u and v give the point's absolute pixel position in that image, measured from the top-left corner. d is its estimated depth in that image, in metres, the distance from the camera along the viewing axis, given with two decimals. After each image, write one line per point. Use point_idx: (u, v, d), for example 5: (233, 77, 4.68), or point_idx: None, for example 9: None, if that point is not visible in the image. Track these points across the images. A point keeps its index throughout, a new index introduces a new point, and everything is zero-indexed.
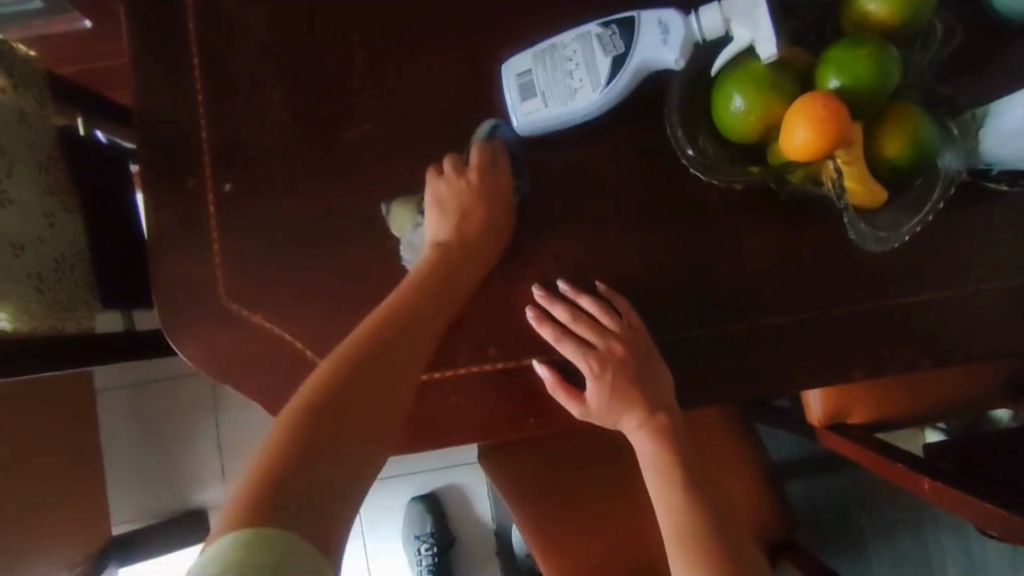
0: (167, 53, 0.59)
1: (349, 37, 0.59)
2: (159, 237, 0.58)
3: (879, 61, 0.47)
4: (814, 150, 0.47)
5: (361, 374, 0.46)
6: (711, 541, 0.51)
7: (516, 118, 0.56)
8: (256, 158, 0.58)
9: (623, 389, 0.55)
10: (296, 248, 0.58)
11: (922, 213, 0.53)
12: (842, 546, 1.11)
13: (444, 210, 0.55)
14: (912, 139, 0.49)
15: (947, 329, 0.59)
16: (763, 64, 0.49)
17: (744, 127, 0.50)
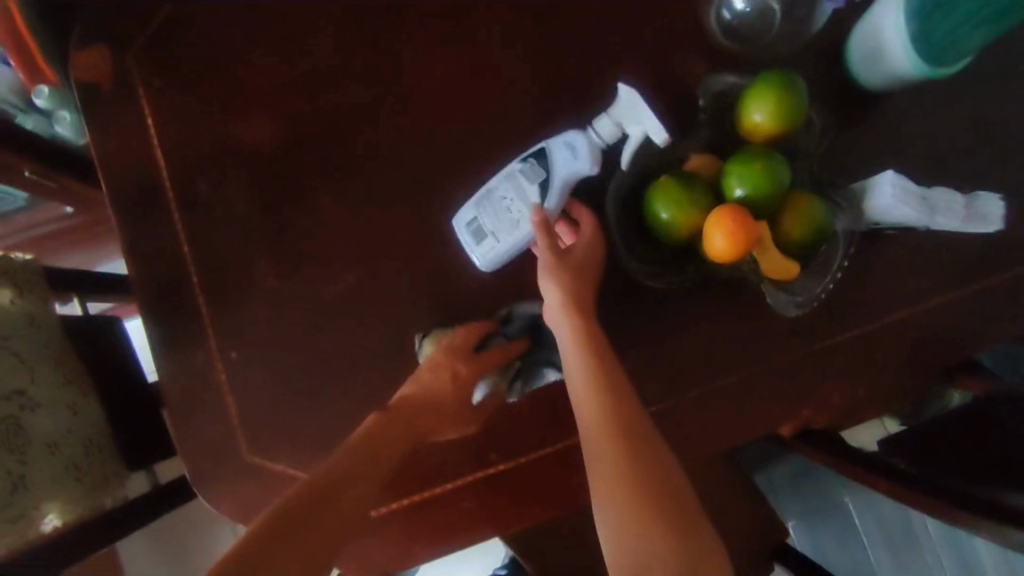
0: (160, 243, 0.66)
1: (317, 198, 0.67)
2: (179, 405, 0.65)
3: (771, 168, 0.57)
4: (730, 253, 0.56)
5: (346, 472, 0.53)
6: (643, 490, 0.48)
7: (477, 257, 0.64)
8: (254, 322, 0.65)
9: (586, 332, 0.57)
10: (303, 396, 0.65)
11: (827, 274, 0.64)
12: (831, 526, 1.25)
13: (454, 341, 0.61)
14: (809, 223, 0.59)
15: (873, 357, 0.68)
16: (677, 184, 0.58)
17: (673, 235, 0.60)
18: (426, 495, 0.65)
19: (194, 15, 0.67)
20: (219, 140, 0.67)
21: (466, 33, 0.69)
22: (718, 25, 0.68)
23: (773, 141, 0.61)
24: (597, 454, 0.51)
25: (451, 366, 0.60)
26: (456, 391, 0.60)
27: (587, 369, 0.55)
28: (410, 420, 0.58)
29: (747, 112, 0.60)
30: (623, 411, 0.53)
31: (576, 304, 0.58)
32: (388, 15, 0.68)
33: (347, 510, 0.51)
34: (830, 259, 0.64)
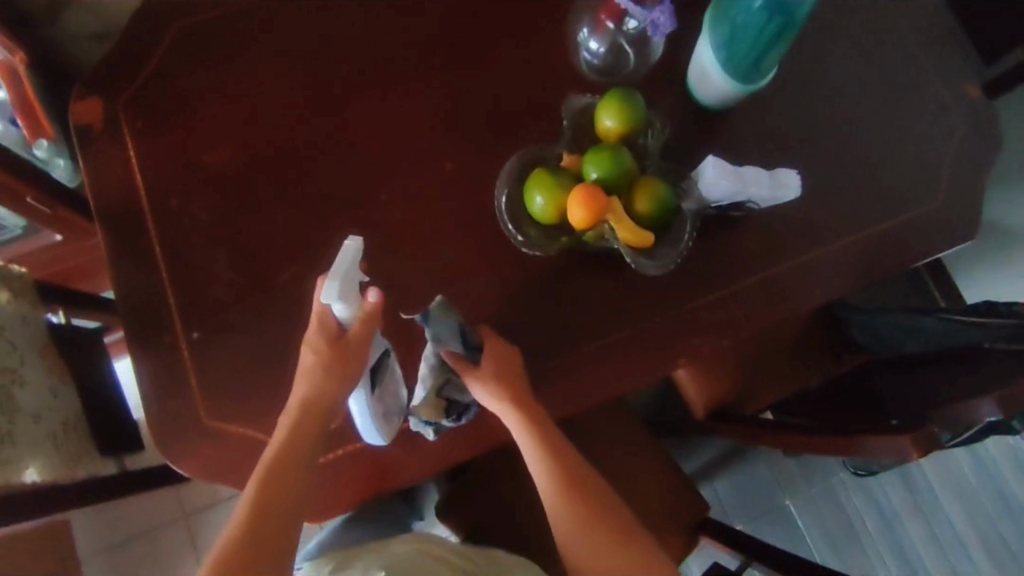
0: (136, 250, 0.80)
1: (269, 208, 0.82)
2: (150, 380, 0.77)
3: (615, 155, 0.73)
4: (587, 222, 0.72)
5: (277, 481, 0.66)
6: (598, 513, 0.72)
7: (392, 432, 0.78)
8: (215, 308, 0.79)
9: (532, 424, 0.74)
10: (256, 365, 0.77)
11: (676, 241, 0.81)
12: (756, 507, 1.49)
13: (320, 341, 0.70)
14: (654, 197, 0.75)
15: (727, 313, 0.85)
16: (546, 174, 0.75)
17: (548, 214, 0.76)
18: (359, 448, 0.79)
19: (174, 72, 0.86)
20: (192, 166, 0.83)
21: (391, 78, 0.88)
22: (584, 63, 0.88)
23: (620, 142, 0.78)
24: (564, 518, 0.71)
25: (325, 353, 0.70)
26: (329, 374, 0.70)
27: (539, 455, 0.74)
28: (302, 430, 0.69)
29: (599, 121, 0.78)
30: (575, 481, 0.73)
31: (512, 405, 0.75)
32: (330, 68, 0.88)
33: (285, 505, 0.66)
34: (678, 229, 0.80)
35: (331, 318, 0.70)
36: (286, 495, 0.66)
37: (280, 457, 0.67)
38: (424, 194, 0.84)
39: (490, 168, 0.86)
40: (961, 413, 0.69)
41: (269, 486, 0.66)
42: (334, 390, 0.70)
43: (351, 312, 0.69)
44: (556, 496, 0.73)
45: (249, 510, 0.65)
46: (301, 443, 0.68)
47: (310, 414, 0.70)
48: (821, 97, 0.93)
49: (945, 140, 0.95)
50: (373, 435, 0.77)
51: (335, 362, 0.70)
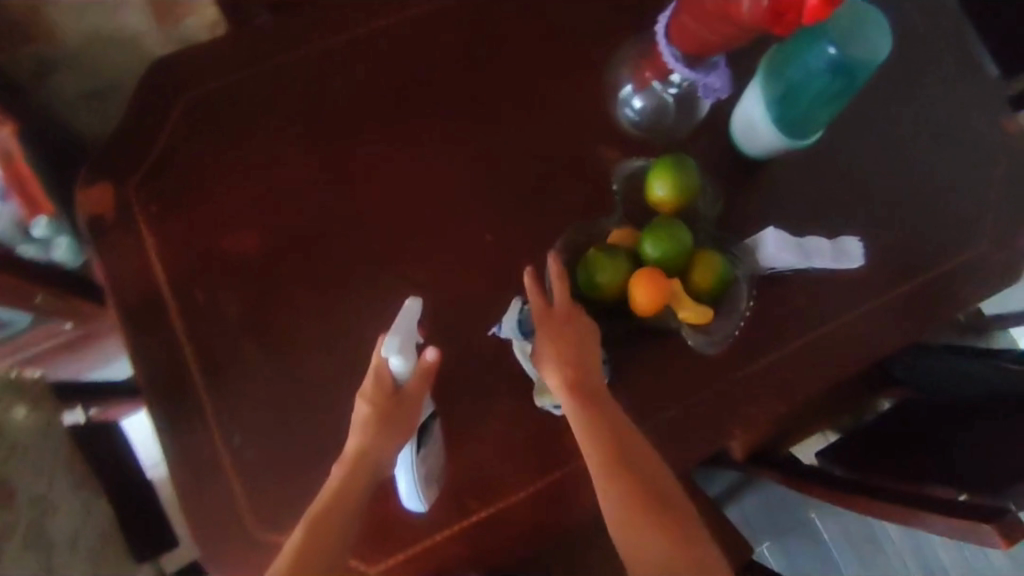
0: (163, 347, 0.75)
1: (303, 295, 0.77)
2: (189, 491, 0.72)
3: (674, 235, 0.70)
4: (651, 308, 0.68)
5: (320, 538, 0.64)
6: (646, 507, 0.64)
7: (432, 493, 0.73)
8: (254, 408, 0.74)
9: (590, 387, 0.70)
10: (303, 469, 0.73)
11: (734, 315, 0.79)
12: (787, 530, 1.48)
13: (373, 386, 0.68)
14: (713, 275, 0.72)
15: (784, 378, 0.82)
16: (603, 255, 0.71)
17: (605, 295, 0.73)
18: (416, 548, 0.73)
19: (188, 149, 0.80)
20: (215, 252, 0.78)
21: (420, 143, 0.83)
22: (625, 121, 0.84)
23: (674, 212, 0.75)
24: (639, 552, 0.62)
25: (380, 399, 0.68)
26: (384, 427, 0.67)
27: (617, 474, 0.65)
28: (351, 486, 0.66)
29: (651, 191, 0.74)
30: (635, 481, 0.65)
31: (590, 416, 0.68)
32: (356, 135, 0.82)
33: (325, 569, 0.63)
34: (735, 302, 0.78)
35: (385, 374, 0.68)
36: (326, 559, 0.63)
37: (325, 512, 0.65)
38: (465, 268, 0.80)
39: (534, 238, 0.81)
40: None
41: (311, 548, 0.63)
42: (388, 446, 0.67)
43: (406, 365, 0.67)
44: (601, 471, 0.66)
45: (288, 565, 0.62)
46: (347, 505, 0.65)
47: (361, 471, 0.67)
48: (863, 141, 0.90)
49: (990, 178, 0.93)
50: (412, 496, 0.72)
51: (388, 421, 0.67)
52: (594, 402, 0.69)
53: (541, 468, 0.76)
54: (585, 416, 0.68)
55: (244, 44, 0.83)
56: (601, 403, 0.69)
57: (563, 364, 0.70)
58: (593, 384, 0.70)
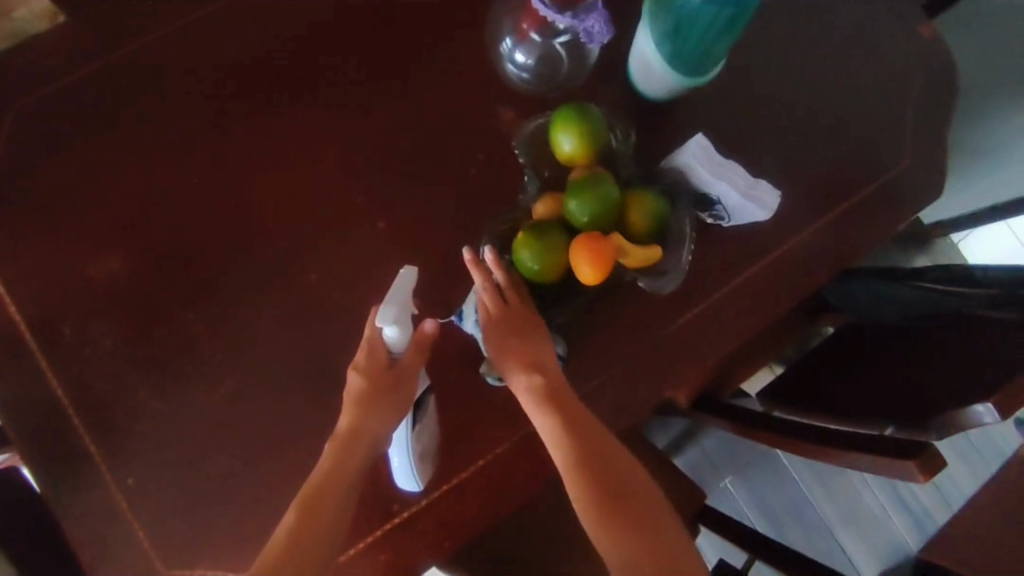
0: (33, 391, 0.68)
1: (180, 311, 0.71)
2: (88, 540, 0.67)
3: (598, 189, 0.64)
4: (599, 277, 0.63)
5: (309, 517, 0.58)
6: (617, 501, 0.59)
7: (426, 475, 0.70)
8: (145, 441, 0.68)
9: (545, 382, 0.65)
10: (209, 498, 0.68)
11: (683, 248, 0.74)
12: (749, 460, 1.52)
13: (362, 362, 0.65)
14: (648, 212, 0.68)
15: (711, 327, 0.79)
16: (531, 234, 0.65)
17: (547, 275, 0.67)
18: (345, 558, 0.68)
19: (24, 168, 0.71)
20: (75, 280, 0.70)
21: (290, 129, 0.75)
22: (512, 78, 0.78)
23: (591, 163, 0.69)
24: (619, 552, 0.56)
25: (371, 369, 0.65)
26: (379, 399, 0.64)
27: (586, 469, 0.60)
28: (347, 460, 0.62)
29: (561, 147, 0.68)
30: (604, 476, 0.61)
31: (553, 412, 0.63)
32: (215, 126, 0.74)
33: (320, 550, 0.57)
34: (682, 232, 0.73)
35: (381, 345, 0.66)
36: (320, 535, 0.58)
37: (317, 489, 0.60)
38: (357, 259, 0.74)
39: (428, 216, 0.75)
40: (962, 419, 0.66)
41: (302, 526, 0.58)
42: (391, 408, 0.64)
43: (403, 336, 0.65)
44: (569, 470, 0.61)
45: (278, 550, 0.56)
46: (343, 479, 0.61)
47: (356, 444, 0.63)
48: (770, 69, 0.85)
49: (903, 91, 0.89)
50: (405, 477, 0.68)
51: (388, 394, 0.64)
52: (556, 397, 0.64)
53: (464, 460, 0.71)
54: (545, 413, 0.63)
55: (71, 41, 0.74)
56: (563, 394, 0.64)
57: (519, 361, 0.65)
58: (555, 376, 0.65)
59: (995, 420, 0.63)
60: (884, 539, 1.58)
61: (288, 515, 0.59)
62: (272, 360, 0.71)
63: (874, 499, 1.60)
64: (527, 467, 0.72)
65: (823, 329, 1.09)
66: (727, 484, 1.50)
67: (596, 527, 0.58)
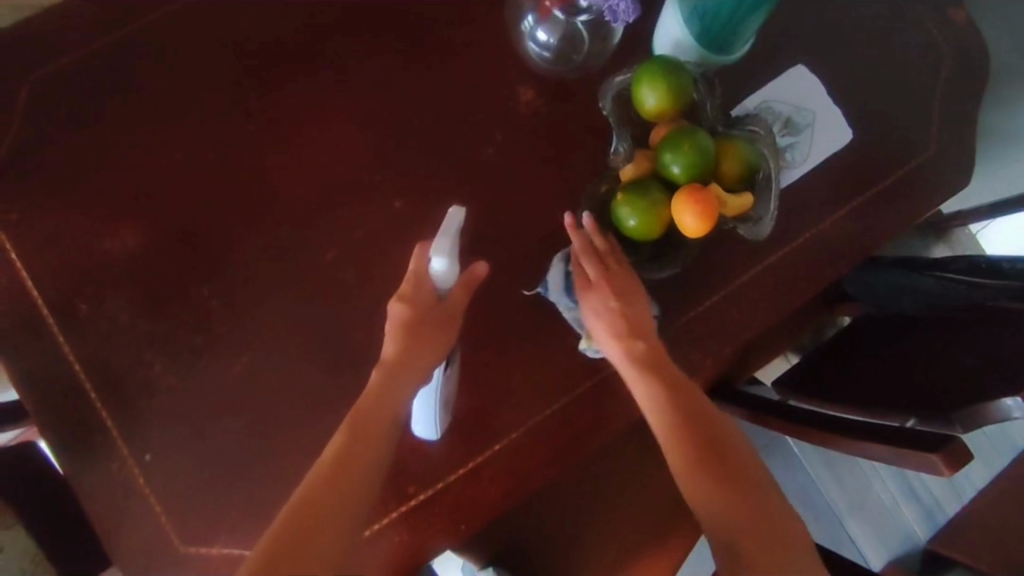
0: (49, 367, 0.68)
1: (197, 291, 0.70)
2: (107, 513, 0.67)
3: (695, 141, 0.65)
4: (705, 227, 0.64)
5: (332, 473, 0.58)
6: (715, 458, 0.64)
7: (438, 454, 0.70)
8: (163, 419, 0.69)
9: (646, 347, 0.66)
10: (225, 475, 0.68)
11: (773, 190, 0.73)
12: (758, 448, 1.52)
13: (409, 291, 0.64)
14: (740, 160, 0.68)
15: (730, 315, 0.77)
16: (632, 193, 0.66)
17: (648, 233, 0.68)
18: (372, 530, 0.68)
19: (39, 144, 0.70)
20: (93, 259, 0.70)
21: (307, 108, 0.74)
22: (533, 58, 0.76)
23: (676, 114, 0.69)
24: (705, 505, 0.62)
25: (419, 298, 0.64)
26: (421, 338, 0.63)
27: (684, 437, 0.64)
28: (377, 414, 0.61)
29: (643, 103, 0.69)
30: (701, 436, 0.64)
31: (655, 382, 0.65)
32: (231, 104, 0.73)
33: (343, 506, 0.56)
34: (770, 176, 0.73)
35: (427, 282, 0.64)
36: (345, 491, 0.57)
37: (343, 444, 0.59)
38: (374, 241, 0.73)
39: (445, 198, 0.74)
40: (987, 411, 0.64)
41: (324, 482, 0.57)
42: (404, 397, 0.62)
43: (449, 274, 0.63)
44: (668, 431, 0.65)
45: (303, 503, 0.56)
46: (372, 433, 0.60)
47: (391, 395, 0.61)
48: (799, 50, 0.82)
49: (933, 75, 0.87)
50: (426, 425, 0.68)
51: (405, 366, 0.62)
52: (656, 367, 0.66)
53: (479, 445, 0.71)
54: (647, 383, 0.65)
55: (87, 15, 0.73)
56: (663, 356, 0.67)
57: (623, 331, 0.66)
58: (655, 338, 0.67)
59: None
60: (894, 529, 1.58)
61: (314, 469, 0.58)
62: (288, 340, 0.70)
63: (884, 490, 1.59)
64: (543, 452, 0.72)
65: (841, 319, 1.08)
66: None
67: (690, 480, 0.63)
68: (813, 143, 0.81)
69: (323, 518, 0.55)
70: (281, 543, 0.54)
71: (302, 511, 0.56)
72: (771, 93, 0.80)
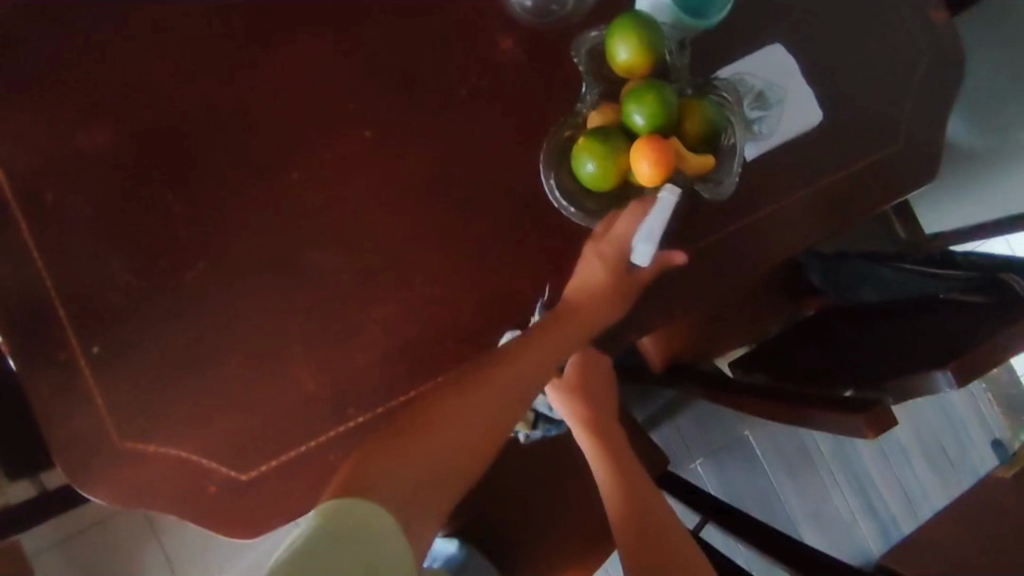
0: (6, 254, 0.69)
1: (160, 197, 0.72)
2: (49, 402, 0.69)
3: (659, 94, 0.67)
4: (658, 177, 0.66)
5: (444, 424, 0.63)
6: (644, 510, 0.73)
7: (380, 379, 0.73)
8: (113, 317, 0.70)
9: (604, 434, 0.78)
10: (169, 378, 0.70)
11: (736, 154, 0.75)
12: (721, 441, 1.52)
13: (586, 269, 0.72)
14: (704, 120, 0.70)
15: (682, 279, 0.79)
16: (592, 138, 0.68)
17: (605, 181, 0.69)
18: (322, 440, 0.71)
19: (21, 37, 0.72)
20: (62, 154, 0.71)
21: (287, 31, 0.76)
22: (515, 7, 0.78)
23: (646, 70, 0.71)
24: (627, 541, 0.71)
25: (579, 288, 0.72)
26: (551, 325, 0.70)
27: (618, 482, 0.76)
28: (514, 382, 0.66)
29: (616, 56, 0.71)
30: (638, 496, 0.74)
31: (601, 444, 0.78)
32: (215, 20, 0.75)
33: (449, 461, 0.62)
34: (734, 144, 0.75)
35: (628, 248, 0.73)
36: (455, 439, 0.63)
37: (450, 411, 0.64)
38: (340, 168, 0.74)
39: (415, 134, 0.76)
40: (919, 384, 0.66)
41: (435, 438, 0.62)
42: (519, 382, 0.67)
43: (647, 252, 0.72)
44: (610, 492, 0.75)
45: (430, 455, 0.61)
46: (483, 412, 0.65)
47: (513, 377, 0.67)
48: (778, 29, 0.84)
49: (908, 70, 0.89)
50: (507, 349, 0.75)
51: (527, 351, 0.68)
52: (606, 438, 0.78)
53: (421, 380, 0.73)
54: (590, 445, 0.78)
55: None
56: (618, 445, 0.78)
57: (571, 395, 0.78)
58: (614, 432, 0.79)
59: (950, 387, 0.63)
60: (847, 540, 1.58)
61: (400, 439, 0.61)
62: (244, 254, 0.72)
63: (842, 500, 1.60)
64: None
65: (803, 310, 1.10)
66: (695, 462, 1.50)
67: (619, 517, 0.73)
68: (783, 120, 0.82)
69: (439, 463, 0.61)
70: (394, 484, 0.58)
71: (433, 447, 0.61)
72: (744, 66, 0.82)
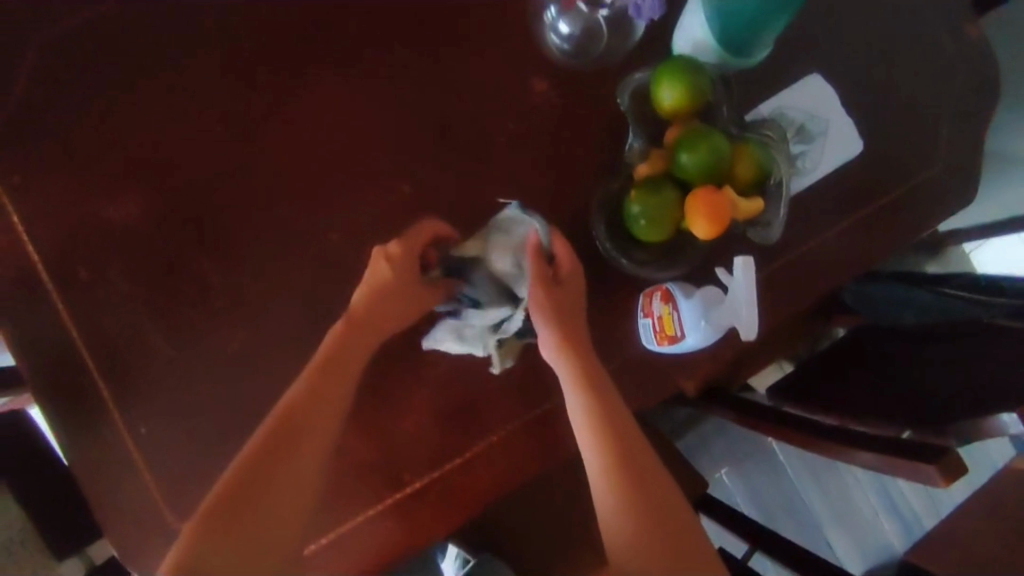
0: (44, 335, 0.67)
1: (200, 266, 0.69)
2: (97, 486, 0.67)
3: (711, 143, 0.65)
4: (714, 230, 0.65)
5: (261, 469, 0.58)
6: (641, 478, 0.60)
7: (432, 441, 0.71)
8: (158, 394, 0.68)
9: (588, 374, 0.64)
10: (218, 454, 0.68)
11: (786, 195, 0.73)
12: (745, 450, 1.53)
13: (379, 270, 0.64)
14: (755, 164, 0.68)
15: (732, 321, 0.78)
16: (644, 192, 0.67)
17: (657, 233, 0.68)
18: (380, 507, 0.70)
19: (45, 106, 0.69)
20: (97, 227, 0.69)
21: (321, 86, 0.73)
22: (552, 50, 0.76)
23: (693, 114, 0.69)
24: (615, 517, 0.59)
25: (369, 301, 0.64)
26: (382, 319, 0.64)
27: (603, 438, 0.62)
28: (315, 409, 0.61)
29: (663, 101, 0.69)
30: (626, 457, 0.61)
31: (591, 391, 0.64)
32: (246, 78, 0.72)
33: (277, 504, 0.58)
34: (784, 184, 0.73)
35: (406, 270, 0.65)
36: (279, 470, 0.59)
37: (272, 439, 0.59)
38: (383, 227, 0.72)
39: (456, 187, 0.73)
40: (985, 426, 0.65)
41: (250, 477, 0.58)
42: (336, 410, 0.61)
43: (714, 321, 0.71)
44: (592, 442, 0.62)
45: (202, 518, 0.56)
46: (296, 438, 0.60)
47: (328, 395, 0.62)
48: (815, 59, 0.83)
49: (943, 93, 0.87)
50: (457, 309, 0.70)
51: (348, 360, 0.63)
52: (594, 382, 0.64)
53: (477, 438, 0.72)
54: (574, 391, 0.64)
55: None
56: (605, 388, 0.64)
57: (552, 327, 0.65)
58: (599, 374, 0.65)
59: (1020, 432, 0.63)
60: (874, 541, 1.60)
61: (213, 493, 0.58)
62: (289, 320, 0.70)
63: (866, 501, 1.62)
64: (541, 443, 0.73)
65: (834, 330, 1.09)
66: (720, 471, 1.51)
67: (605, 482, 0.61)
68: (825, 154, 0.81)
69: (264, 501, 0.57)
70: (222, 536, 0.56)
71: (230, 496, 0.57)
72: (785, 100, 0.81)
